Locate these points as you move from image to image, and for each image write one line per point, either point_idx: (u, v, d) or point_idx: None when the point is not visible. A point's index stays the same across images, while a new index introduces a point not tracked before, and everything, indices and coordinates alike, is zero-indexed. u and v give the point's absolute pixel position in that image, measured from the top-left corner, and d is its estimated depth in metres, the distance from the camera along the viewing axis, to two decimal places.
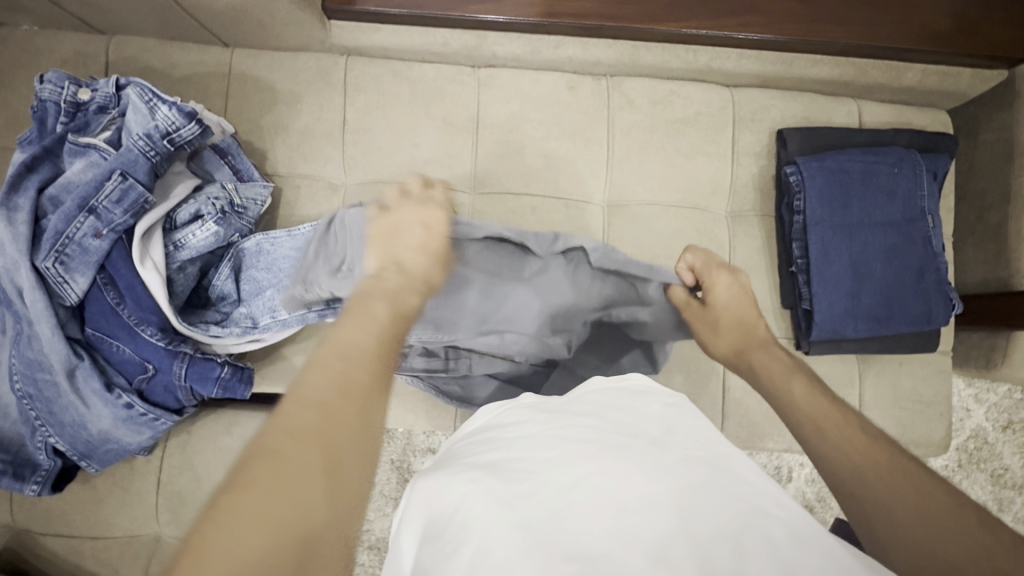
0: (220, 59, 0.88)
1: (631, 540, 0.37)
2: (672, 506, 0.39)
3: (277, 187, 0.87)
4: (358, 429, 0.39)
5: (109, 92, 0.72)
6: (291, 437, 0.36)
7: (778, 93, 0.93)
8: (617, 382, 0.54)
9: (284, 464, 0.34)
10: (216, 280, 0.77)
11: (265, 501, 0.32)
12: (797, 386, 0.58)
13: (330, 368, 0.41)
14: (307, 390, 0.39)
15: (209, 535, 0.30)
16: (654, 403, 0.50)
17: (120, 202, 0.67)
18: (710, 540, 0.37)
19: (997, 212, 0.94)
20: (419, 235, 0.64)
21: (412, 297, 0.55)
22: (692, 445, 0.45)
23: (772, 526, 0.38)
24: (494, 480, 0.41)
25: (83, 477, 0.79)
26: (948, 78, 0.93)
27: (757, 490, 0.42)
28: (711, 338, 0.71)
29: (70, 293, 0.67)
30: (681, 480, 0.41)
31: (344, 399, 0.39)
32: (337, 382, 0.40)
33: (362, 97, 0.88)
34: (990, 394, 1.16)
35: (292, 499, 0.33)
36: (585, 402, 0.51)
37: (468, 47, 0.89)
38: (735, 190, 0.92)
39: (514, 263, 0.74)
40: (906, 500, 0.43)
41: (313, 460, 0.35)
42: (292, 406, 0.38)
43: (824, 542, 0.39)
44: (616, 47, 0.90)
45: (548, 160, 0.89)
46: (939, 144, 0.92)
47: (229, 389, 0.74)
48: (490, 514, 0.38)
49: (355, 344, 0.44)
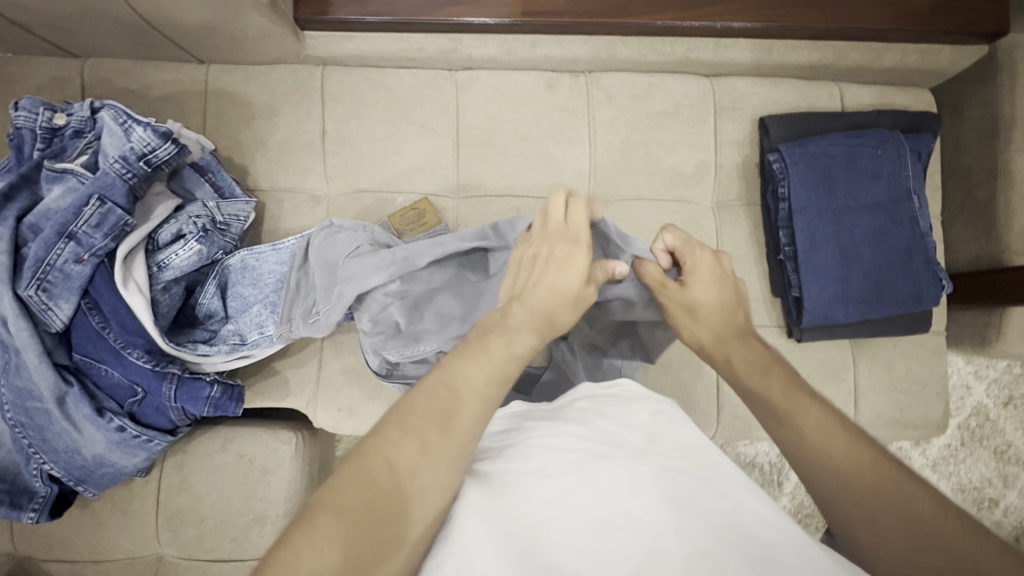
0: (196, 76, 0.87)
1: (606, 559, 0.37)
2: (655, 523, 0.39)
3: (260, 202, 0.87)
4: (448, 459, 0.40)
5: (84, 116, 0.72)
6: (388, 463, 0.39)
7: (758, 81, 0.93)
8: (605, 390, 0.52)
9: (379, 490, 0.37)
10: (203, 298, 0.77)
11: (356, 524, 0.35)
12: (775, 379, 0.54)
13: (434, 402, 0.43)
14: (413, 418, 0.41)
15: (302, 544, 0.33)
16: (641, 411, 0.49)
17: (100, 226, 0.67)
18: (691, 559, 0.37)
19: (985, 188, 0.93)
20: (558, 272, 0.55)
21: (526, 340, 0.50)
22: (677, 455, 0.44)
23: (748, 543, 0.38)
24: (475, 494, 0.41)
25: (82, 502, 0.79)
26: (930, 55, 0.92)
27: (740, 505, 0.41)
28: (685, 329, 0.61)
29: (55, 320, 0.66)
30: (664, 495, 0.41)
31: (443, 434, 0.41)
32: (437, 417, 0.42)
33: (340, 107, 0.88)
34: (989, 370, 1.15)
35: (380, 526, 0.36)
36: (573, 409, 0.50)
37: (444, 51, 0.89)
38: (719, 180, 0.92)
39: (476, 263, 0.75)
40: (891, 511, 0.42)
41: (397, 490, 0.38)
42: (397, 434, 0.40)
43: (806, 556, 0.38)
44: (592, 43, 0.89)
45: (531, 160, 0.89)
46: (923, 124, 0.91)
47: (220, 407, 0.74)
48: (470, 536, 0.38)
49: (469, 385, 0.45)
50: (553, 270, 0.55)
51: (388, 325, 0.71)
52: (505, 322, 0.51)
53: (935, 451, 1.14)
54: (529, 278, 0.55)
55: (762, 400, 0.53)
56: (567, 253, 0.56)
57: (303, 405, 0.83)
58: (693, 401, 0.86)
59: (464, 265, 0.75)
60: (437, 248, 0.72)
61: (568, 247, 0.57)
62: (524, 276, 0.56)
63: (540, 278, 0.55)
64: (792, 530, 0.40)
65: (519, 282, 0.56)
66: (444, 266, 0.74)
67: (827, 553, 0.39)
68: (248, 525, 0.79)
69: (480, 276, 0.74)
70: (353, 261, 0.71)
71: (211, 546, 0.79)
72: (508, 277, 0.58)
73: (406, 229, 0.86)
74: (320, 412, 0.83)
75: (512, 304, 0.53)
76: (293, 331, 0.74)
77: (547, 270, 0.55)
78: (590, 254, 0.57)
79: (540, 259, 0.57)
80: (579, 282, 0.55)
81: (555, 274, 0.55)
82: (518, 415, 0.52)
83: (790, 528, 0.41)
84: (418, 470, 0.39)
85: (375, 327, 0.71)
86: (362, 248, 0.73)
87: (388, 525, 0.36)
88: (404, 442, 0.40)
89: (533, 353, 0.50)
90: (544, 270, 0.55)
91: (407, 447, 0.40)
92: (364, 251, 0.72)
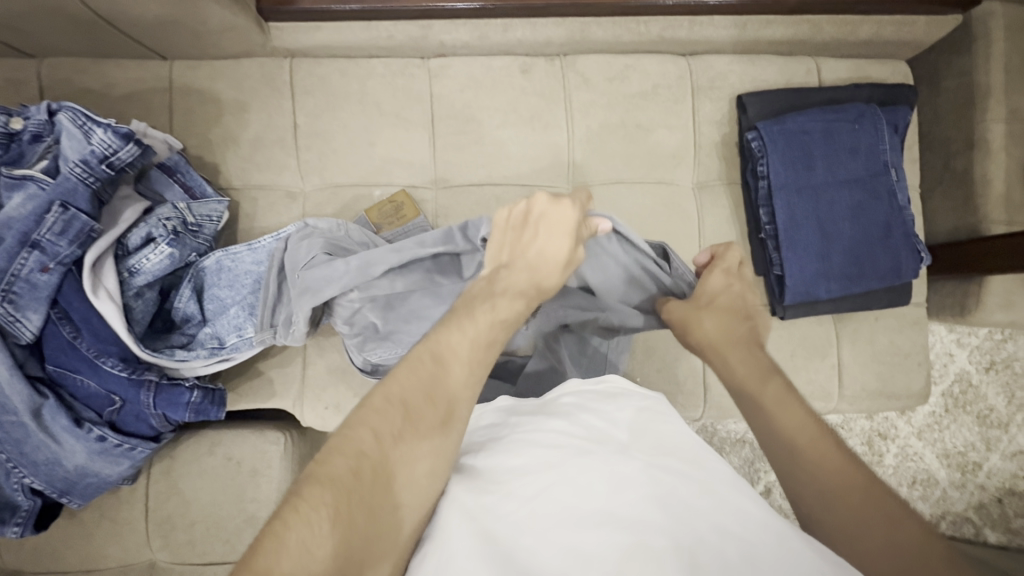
0: (159, 73, 0.85)
1: (586, 558, 0.37)
2: (636, 522, 0.38)
3: (234, 201, 0.85)
4: (432, 430, 0.41)
5: (42, 119, 0.69)
6: (374, 435, 0.40)
7: (735, 58, 0.92)
8: (593, 385, 0.52)
9: (364, 458, 0.39)
10: (178, 302, 0.75)
11: (344, 492, 0.37)
12: (774, 390, 0.54)
13: (418, 371, 0.44)
14: (397, 387, 0.43)
15: (292, 517, 0.35)
16: (625, 407, 0.49)
17: (64, 232, 0.65)
18: (667, 557, 0.36)
19: (964, 158, 0.93)
20: (544, 240, 0.56)
21: (512, 304, 0.52)
22: (660, 452, 0.44)
23: (724, 544, 0.38)
24: (460, 493, 0.41)
25: (69, 513, 0.78)
26: (907, 26, 0.90)
27: (722, 503, 0.41)
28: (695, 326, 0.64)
29: (24, 331, 0.65)
30: (646, 493, 0.40)
31: (427, 403, 0.42)
32: (422, 387, 0.43)
33: (311, 100, 0.86)
34: (971, 337, 1.17)
35: (366, 498, 0.37)
36: (559, 403, 0.49)
37: (415, 39, 0.86)
38: (700, 160, 0.91)
39: (447, 267, 0.71)
40: (871, 524, 0.42)
41: (381, 460, 0.39)
42: (380, 406, 0.41)
43: (788, 552, 0.38)
44: (566, 25, 0.87)
45: (509, 147, 0.88)
46: (899, 96, 0.91)
47: (202, 412, 0.73)
48: (451, 542, 0.38)
49: (455, 353, 0.46)
50: (542, 232, 0.56)
51: (365, 325, 0.70)
52: (493, 290, 0.52)
53: (920, 419, 1.16)
54: (516, 243, 0.57)
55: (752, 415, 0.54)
56: (559, 214, 0.56)
57: (289, 405, 0.82)
58: (680, 382, 0.86)
59: (435, 270, 0.70)
60: (394, 255, 0.68)
61: (552, 203, 0.57)
62: (512, 238, 0.57)
63: (527, 242, 0.56)
64: (779, 527, 0.40)
65: (507, 245, 0.57)
66: (408, 272, 0.70)
67: (810, 545, 0.39)
68: (240, 527, 0.79)
69: (453, 281, 0.70)
70: (308, 271, 0.69)
71: (204, 550, 0.79)
72: (495, 238, 0.58)
73: (384, 223, 0.85)
74: (307, 411, 0.82)
75: (500, 270, 0.55)
76: (274, 336, 0.73)
77: (536, 231, 0.56)
78: (579, 212, 0.57)
79: (529, 218, 0.57)
80: (564, 243, 0.56)
81: (544, 237, 0.56)
82: (505, 410, 0.52)
83: (774, 523, 0.40)
84: (403, 438, 0.40)
85: (353, 329, 0.71)
86: (317, 257, 0.70)
87: (377, 494, 0.38)
88: (387, 412, 0.41)
89: (520, 318, 0.52)
90: (533, 233, 0.56)
91: (390, 416, 0.41)
92: (317, 260, 0.70)
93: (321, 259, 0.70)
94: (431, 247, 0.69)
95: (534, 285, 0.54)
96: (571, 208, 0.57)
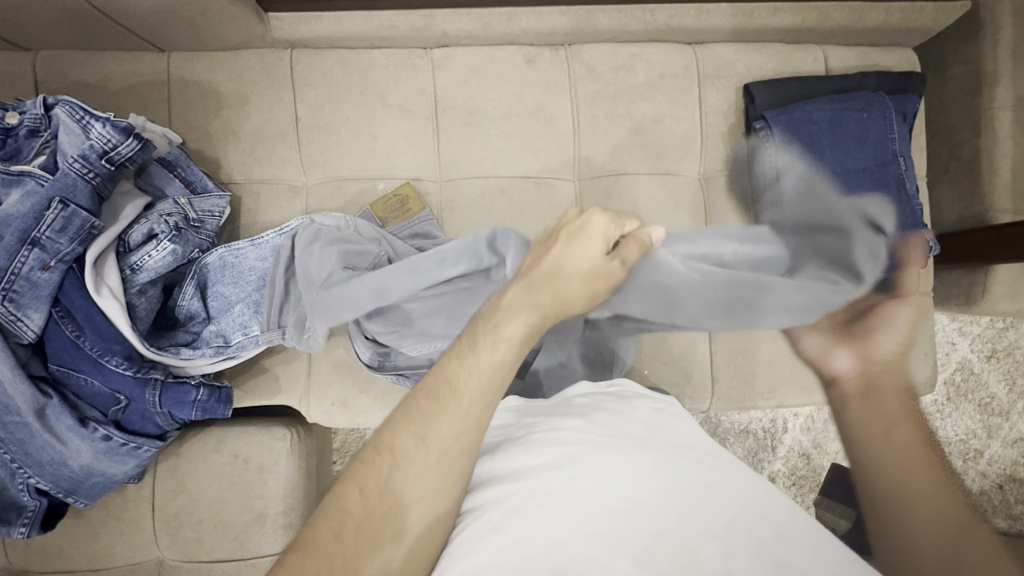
0: (156, 65, 0.83)
1: (615, 542, 0.36)
2: (661, 506, 0.38)
3: (235, 195, 0.84)
4: (427, 470, 0.41)
5: (38, 114, 0.68)
6: (360, 489, 0.41)
7: (743, 47, 0.91)
8: (605, 388, 0.55)
9: (349, 517, 0.40)
10: (182, 299, 0.74)
11: (328, 556, 0.38)
12: (892, 382, 0.49)
13: (412, 413, 0.43)
14: (388, 435, 0.43)
15: None
16: (640, 407, 0.51)
17: (65, 230, 0.64)
18: (697, 540, 0.36)
19: (970, 146, 0.92)
20: (571, 247, 0.50)
21: (521, 322, 0.47)
22: (679, 446, 0.45)
23: (759, 527, 0.37)
24: (486, 505, 0.42)
25: (74, 512, 0.77)
26: (915, 13, 0.89)
27: (748, 491, 0.41)
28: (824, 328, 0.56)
29: (26, 331, 0.64)
30: (668, 480, 0.40)
31: (418, 446, 0.42)
32: (415, 431, 0.42)
33: (312, 92, 0.84)
34: (973, 326, 1.20)
35: (352, 554, 0.39)
36: (573, 405, 0.51)
37: (417, 29, 0.85)
38: (706, 151, 0.90)
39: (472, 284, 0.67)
40: (939, 492, 0.40)
41: (375, 509, 0.40)
42: (373, 457, 0.42)
43: (817, 534, 0.38)
44: (571, 14, 0.86)
45: (514, 139, 0.87)
46: (909, 85, 0.89)
47: (209, 410, 0.72)
48: (476, 546, 0.39)
49: (453, 389, 0.44)
50: (566, 240, 0.50)
51: (397, 321, 0.69)
52: (498, 305, 0.48)
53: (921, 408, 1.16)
54: (541, 252, 0.51)
55: (844, 398, 0.50)
56: (586, 222, 0.50)
57: (296, 401, 0.81)
58: (688, 374, 0.86)
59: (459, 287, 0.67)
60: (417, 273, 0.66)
61: (581, 213, 0.52)
62: (540, 250, 0.52)
63: (550, 250, 0.50)
64: (799, 515, 0.40)
65: (533, 255, 0.52)
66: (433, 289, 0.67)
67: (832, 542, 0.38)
68: (248, 524, 0.79)
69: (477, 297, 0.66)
70: (325, 291, 0.67)
71: (212, 547, 0.78)
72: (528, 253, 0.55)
73: (389, 218, 0.84)
74: (313, 407, 0.81)
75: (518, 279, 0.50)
76: (282, 337, 0.74)
77: (559, 238, 0.51)
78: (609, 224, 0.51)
79: (556, 227, 0.52)
80: (599, 248, 0.49)
81: (567, 243, 0.50)
82: (516, 411, 0.53)
83: (795, 509, 0.40)
84: (394, 482, 0.41)
85: (385, 326, 0.70)
86: (335, 273, 0.69)
87: (365, 550, 0.39)
88: (377, 462, 0.42)
89: (531, 337, 0.47)
90: (556, 240, 0.51)
91: (381, 465, 0.42)
92: (335, 277, 0.68)
93: (340, 275, 0.68)
94: (452, 266, 0.65)
95: (557, 301, 0.48)
96: (604, 218, 0.51)
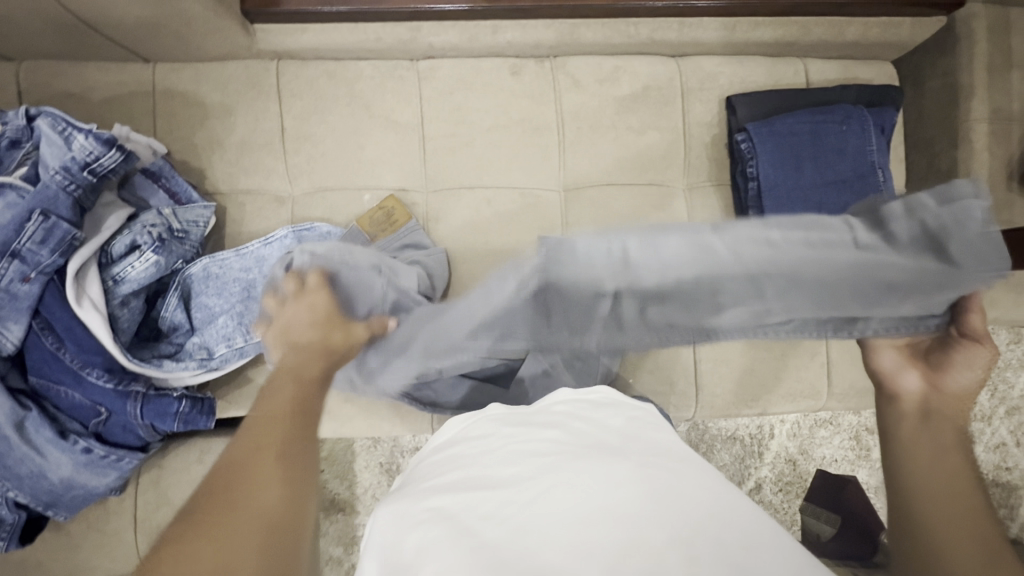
0: (142, 76, 0.83)
1: (585, 550, 0.36)
2: (628, 512, 0.38)
3: (220, 206, 0.84)
4: (285, 433, 0.47)
5: (20, 125, 0.68)
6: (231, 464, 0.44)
7: (725, 60, 0.92)
8: (584, 396, 0.55)
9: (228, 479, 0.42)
10: (165, 311, 0.75)
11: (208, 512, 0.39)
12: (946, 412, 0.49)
13: (257, 420, 0.48)
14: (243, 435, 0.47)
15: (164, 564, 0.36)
16: (619, 416, 0.51)
17: (46, 241, 0.64)
18: (663, 546, 0.36)
19: (947, 158, 0.93)
20: (302, 313, 0.65)
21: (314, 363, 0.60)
22: (652, 453, 0.45)
23: (722, 533, 0.38)
24: (458, 510, 0.42)
25: (54, 525, 0.76)
26: (892, 27, 0.91)
27: (719, 498, 0.41)
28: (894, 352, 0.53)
29: (7, 343, 0.64)
30: (640, 488, 0.41)
31: (275, 424, 0.48)
32: (263, 420, 0.48)
33: (298, 103, 0.84)
34: None
35: (229, 501, 0.40)
36: (551, 414, 0.52)
37: (403, 41, 0.85)
38: (690, 162, 0.91)
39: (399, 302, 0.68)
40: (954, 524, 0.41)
41: (247, 467, 0.43)
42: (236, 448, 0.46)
43: (781, 539, 0.39)
44: (556, 27, 0.87)
45: (501, 150, 0.87)
46: (886, 95, 0.91)
47: (190, 421, 0.73)
48: (437, 552, 0.38)
49: (275, 401, 0.52)
50: (298, 311, 0.65)
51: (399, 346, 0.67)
52: (282, 370, 0.59)
53: None
54: (282, 332, 0.65)
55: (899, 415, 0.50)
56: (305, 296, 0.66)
57: None
58: (673, 381, 0.87)
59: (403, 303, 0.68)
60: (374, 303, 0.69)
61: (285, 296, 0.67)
62: (282, 331, 0.65)
63: (287, 330, 0.64)
64: (764, 518, 0.41)
65: (285, 331, 0.64)
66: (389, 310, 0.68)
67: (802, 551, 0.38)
68: None
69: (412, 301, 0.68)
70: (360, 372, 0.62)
71: None
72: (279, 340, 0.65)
73: (377, 231, 0.83)
74: None
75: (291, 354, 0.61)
76: None
77: (293, 313, 0.65)
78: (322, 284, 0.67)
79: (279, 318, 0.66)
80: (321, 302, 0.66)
81: (296, 316, 0.65)
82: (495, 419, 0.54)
83: (760, 515, 0.41)
84: (258, 446, 0.45)
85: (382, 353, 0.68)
86: None
87: (241, 497, 0.40)
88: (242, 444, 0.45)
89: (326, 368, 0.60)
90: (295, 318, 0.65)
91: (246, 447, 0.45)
92: None
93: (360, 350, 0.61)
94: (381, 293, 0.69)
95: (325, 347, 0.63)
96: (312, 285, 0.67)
